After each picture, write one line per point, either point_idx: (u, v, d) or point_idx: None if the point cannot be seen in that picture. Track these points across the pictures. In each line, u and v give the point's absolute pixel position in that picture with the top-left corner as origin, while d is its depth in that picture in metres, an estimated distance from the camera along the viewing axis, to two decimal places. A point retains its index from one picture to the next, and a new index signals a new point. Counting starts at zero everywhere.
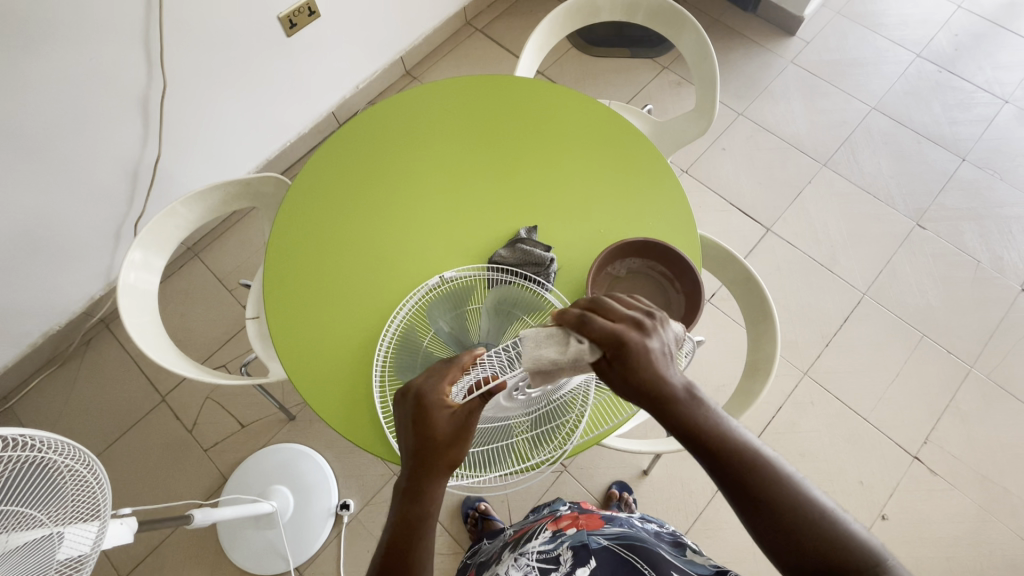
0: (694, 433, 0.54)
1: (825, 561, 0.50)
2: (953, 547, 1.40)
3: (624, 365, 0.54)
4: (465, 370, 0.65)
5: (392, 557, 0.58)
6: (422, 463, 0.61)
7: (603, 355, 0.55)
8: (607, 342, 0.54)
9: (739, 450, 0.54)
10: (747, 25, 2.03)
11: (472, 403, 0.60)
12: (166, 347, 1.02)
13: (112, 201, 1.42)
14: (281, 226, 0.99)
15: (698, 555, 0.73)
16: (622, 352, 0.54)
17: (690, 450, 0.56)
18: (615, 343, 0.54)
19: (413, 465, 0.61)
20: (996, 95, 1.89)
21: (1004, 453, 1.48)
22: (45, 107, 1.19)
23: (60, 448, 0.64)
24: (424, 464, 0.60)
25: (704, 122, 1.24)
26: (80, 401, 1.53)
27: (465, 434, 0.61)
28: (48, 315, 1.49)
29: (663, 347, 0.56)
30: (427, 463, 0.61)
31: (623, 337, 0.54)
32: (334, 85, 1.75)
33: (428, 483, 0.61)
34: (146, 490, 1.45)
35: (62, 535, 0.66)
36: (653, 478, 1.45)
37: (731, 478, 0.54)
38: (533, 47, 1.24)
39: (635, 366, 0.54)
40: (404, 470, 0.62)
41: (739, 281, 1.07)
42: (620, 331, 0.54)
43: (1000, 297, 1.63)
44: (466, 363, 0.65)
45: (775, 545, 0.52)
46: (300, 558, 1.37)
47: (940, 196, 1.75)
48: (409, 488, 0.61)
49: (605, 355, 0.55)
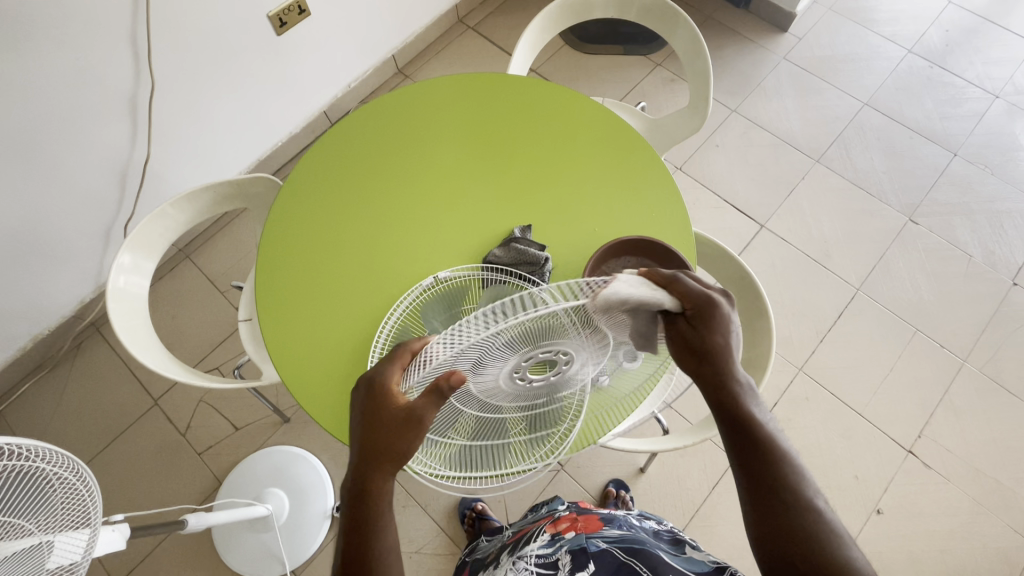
0: (739, 418, 0.62)
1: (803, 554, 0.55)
2: (947, 540, 1.41)
3: (701, 325, 0.60)
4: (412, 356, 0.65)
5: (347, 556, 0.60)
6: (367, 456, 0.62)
7: (686, 310, 0.60)
8: (694, 300, 0.60)
9: (771, 445, 0.60)
10: (739, 22, 2.03)
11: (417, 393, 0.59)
12: (158, 351, 1.01)
13: (101, 203, 1.40)
14: (273, 226, 0.98)
15: (698, 552, 0.73)
16: (703, 314, 0.60)
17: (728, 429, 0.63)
18: (701, 303, 0.60)
19: (362, 460, 0.63)
20: (986, 90, 1.90)
21: (997, 446, 1.49)
22: (31, 108, 1.17)
23: (49, 456, 0.63)
24: (372, 458, 0.62)
25: (698, 119, 1.23)
26: (71, 406, 1.52)
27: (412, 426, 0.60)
28: (37, 319, 1.47)
29: (734, 326, 0.63)
30: (373, 455, 0.62)
31: (709, 300, 0.60)
32: (326, 84, 1.74)
33: (377, 478, 0.62)
34: (139, 495, 1.44)
35: (52, 543, 0.65)
36: (650, 475, 1.45)
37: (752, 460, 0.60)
38: (526, 44, 1.23)
39: (709, 328, 0.60)
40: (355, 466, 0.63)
41: (734, 278, 1.07)
42: (708, 295, 0.60)
43: (991, 291, 1.64)
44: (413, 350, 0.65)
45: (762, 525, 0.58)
46: (296, 561, 1.36)
47: (932, 191, 1.76)
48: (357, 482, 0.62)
49: (684, 313, 0.60)
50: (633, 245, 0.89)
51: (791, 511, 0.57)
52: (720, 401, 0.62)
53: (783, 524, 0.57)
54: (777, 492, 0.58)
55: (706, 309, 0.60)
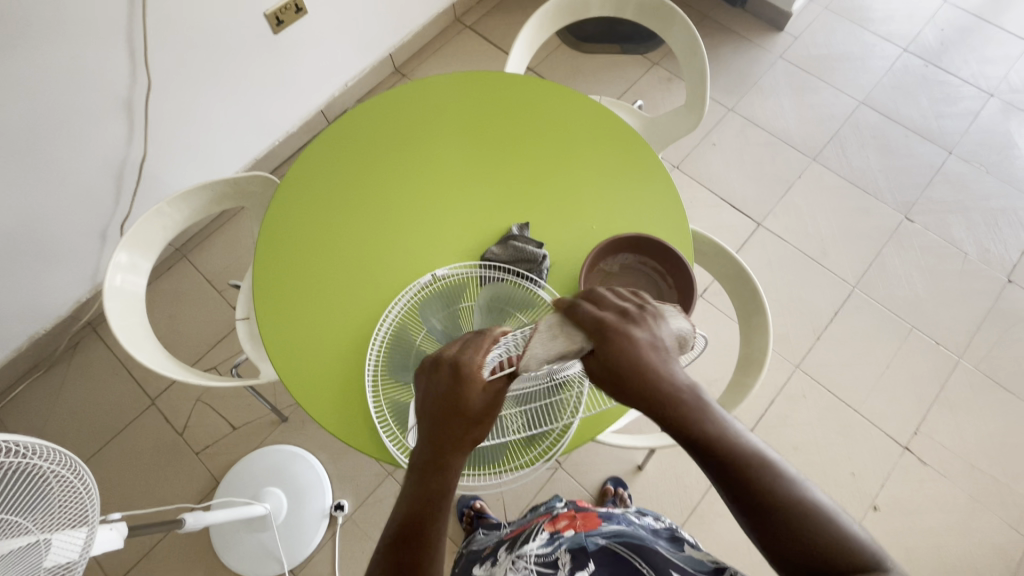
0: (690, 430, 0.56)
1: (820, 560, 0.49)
2: (943, 536, 1.42)
3: (607, 350, 0.59)
4: (494, 341, 0.65)
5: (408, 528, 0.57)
6: (448, 436, 0.62)
7: (589, 343, 0.61)
8: (593, 329, 0.61)
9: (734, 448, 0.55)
10: (735, 21, 2.04)
11: (499, 380, 0.62)
12: (155, 351, 1.01)
13: (98, 202, 1.40)
14: (269, 227, 0.98)
15: (697, 550, 0.73)
16: (604, 339, 0.60)
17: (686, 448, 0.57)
18: (599, 329, 0.60)
19: (438, 437, 0.62)
20: (981, 89, 1.91)
21: (993, 442, 1.50)
22: (27, 107, 1.16)
23: (44, 453, 0.63)
24: (452, 436, 0.62)
25: (695, 117, 1.24)
26: (67, 406, 1.51)
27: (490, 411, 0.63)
28: (33, 319, 1.46)
29: (651, 337, 0.61)
30: (453, 436, 0.62)
31: (607, 324, 0.60)
32: (322, 83, 1.74)
33: (452, 457, 0.62)
34: (136, 495, 1.44)
35: (50, 540, 0.65)
36: (648, 473, 1.45)
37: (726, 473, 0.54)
38: (523, 42, 1.23)
39: (618, 350, 0.59)
40: (428, 441, 0.62)
41: (731, 275, 1.07)
42: (606, 319, 0.61)
43: (987, 289, 1.65)
44: (497, 336, 0.65)
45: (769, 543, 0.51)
46: (295, 560, 1.35)
47: (928, 189, 1.77)
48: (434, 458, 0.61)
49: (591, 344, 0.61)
50: (632, 242, 0.90)
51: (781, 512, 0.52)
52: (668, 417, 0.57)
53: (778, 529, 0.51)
54: (759, 497, 0.53)
55: (604, 333, 0.60)
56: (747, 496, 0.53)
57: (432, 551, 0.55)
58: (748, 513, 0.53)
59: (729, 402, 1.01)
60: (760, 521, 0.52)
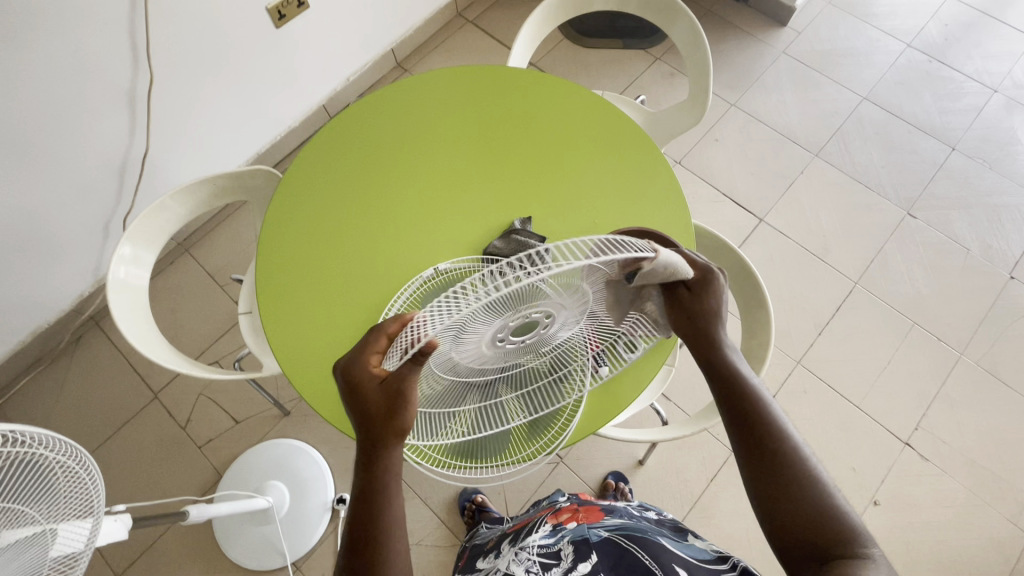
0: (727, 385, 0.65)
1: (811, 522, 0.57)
2: (943, 531, 1.42)
3: (700, 292, 0.66)
4: (390, 337, 0.60)
5: (358, 532, 0.60)
6: (372, 439, 0.61)
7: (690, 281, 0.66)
8: (697, 272, 0.67)
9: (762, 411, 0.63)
10: (739, 16, 2.03)
11: (402, 371, 0.57)
12: (158, 344, 1.01)
13: (100, 196, 1.40)
14: (273, 221, 0.98)
15: (699, 540, 0.74)
16: (703, 283, 0.67)
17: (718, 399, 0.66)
18: (702, 275, 0.67)
19: (365, 442, 0.62)
20: (985, 85, 1.91)
21: (993, 438, 1.50)
22: (29, 99, 1.16)
23: (50, 444, 0.64)
24: (374, 439, 0.61)
25: (698, 111, 1.23)
26: (71, 400, 1.52)
27: (405, 402, 0.59)
28: (36, 313, 1.47)
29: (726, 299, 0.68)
30: (378, 437, 0.61)
31: (709, 273, 0.67)
32: (324, 77, 1.73)
33: (383, 456, 0.61)
34: (139, 487, 1.44)
35: (56, 531, 0.66)
36: (649, 467, 1.45)
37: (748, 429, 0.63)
38: (525, 36, 1.22)
39: (708, 295, 0.67)
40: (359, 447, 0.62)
41: (734, 271, 1.07)
42: (709, 269, 0.68)
43: (989, 285, 1.65)
44: (390, 330, 0.60)
45: (769, 497, 0.60)
46: (297, 553, 1.36)
47: (930, 186, 1.77)
48: (370, 464, 0.61)
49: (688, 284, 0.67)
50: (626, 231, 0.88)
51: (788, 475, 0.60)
52: (710, 360, 0.66)
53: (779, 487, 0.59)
54: (771, 459, 0.61)
55: (707, 278, 0.67)
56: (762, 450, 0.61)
57: (383, 549, 0.59)
58: (756, 465, 0.61)
59: None
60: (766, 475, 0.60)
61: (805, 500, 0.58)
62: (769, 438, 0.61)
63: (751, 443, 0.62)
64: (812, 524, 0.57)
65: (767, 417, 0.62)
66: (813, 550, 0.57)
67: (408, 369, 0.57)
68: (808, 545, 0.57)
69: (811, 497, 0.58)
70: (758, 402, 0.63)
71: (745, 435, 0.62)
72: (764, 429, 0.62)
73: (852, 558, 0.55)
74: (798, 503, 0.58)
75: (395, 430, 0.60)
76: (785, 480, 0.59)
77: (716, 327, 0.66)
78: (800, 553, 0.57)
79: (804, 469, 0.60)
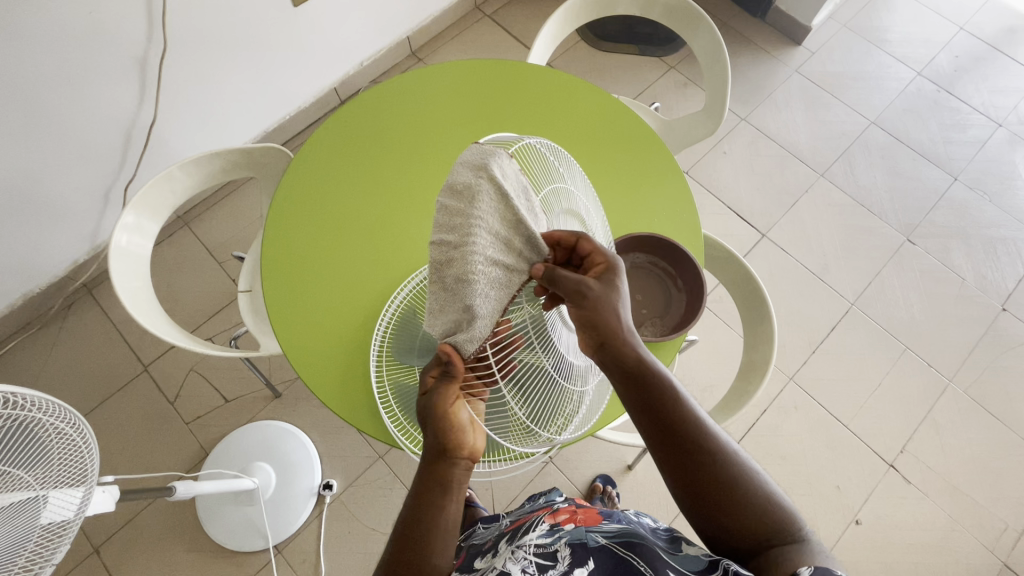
0: (646, 396, 0.59)
1: (734, 514, 0.58)
2: (921, 553, 1.44)
3: (588, 304, 0.58)
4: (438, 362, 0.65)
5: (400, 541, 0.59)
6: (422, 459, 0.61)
7: (569, 294, 0.58)
8: (570, 285, 0.58)
9: (688, 422, 0.59)
10: (755, 32, 2.04)
11: (436, 387, 0.61)
12: (156, 316, 0.99)
13: (102, 164, 1.38)
14: (281, 201, 0.97)
15: (693, 547, 0.68)
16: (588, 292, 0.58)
17: (635, 407, 0.60)
18: (580, 287, 0.58)
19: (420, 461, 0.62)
20: (990, 118, 1.93)
21: (975, 466, 1.52)
22: (40, 58, 1.13)
23: (46, 407, 0.63)
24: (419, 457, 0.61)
25: (713, 122, 1.24)
26: (58, 367, 1.49)
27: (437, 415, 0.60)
28: (30, 276, 1.44)
29: (613, 287, 0.60)
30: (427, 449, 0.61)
31: (585, 284, 0.58)
32: (337, 60, 1.72)
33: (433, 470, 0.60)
34: (121, 460, 1.42)
35: (47, 498, 0.64)
36: (636, 473, 1.46)
37: (673, 439, 0.59)
38: (547, 35, 1.22)
39: (599, 305, 0.58)
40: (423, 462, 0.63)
41: (739, 281, 1.08)
42: (584, 281, 0.58)
43: (981, 315, 1.67)
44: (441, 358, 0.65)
45: (698, 499, 0.59)
46: (278, 537, 1.35)
47: (931, 213, 1.79)
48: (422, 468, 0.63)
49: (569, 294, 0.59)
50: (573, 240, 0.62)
51: (717, 480, 0.58)
52: (626, 374, 0.59)
53: (711, 491, 0.58)
54: (702, 467, 0.58)
55: (586, 288, 0.58)
56: (690, 459, 0.58)
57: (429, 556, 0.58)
58: (681, 472, 0.59)
59: (731, 408, 1.02)
60: (694, 482, 0.59)
61: (741, 498, 0.58)
62: (698, 447, 0.58)
63: (680, 448, 0.59)
64: (740, 515, 0.58)
65: (692, 418, 0.59)
66: (755, 551, 0.58)
67: (441, 393, 0.60)
68: (749, 532, 0.58)
69: (742, 497, 0.58)
70: (679, 405, 0.59)
71: (665, 441, 0.59)
72: (689, 435, 0.59)
73: (792, 543, 0.58)
74: (735, 501, 0.58)
75: (444, 443, 0.60)
76: (719, 481, 0.58)
77: (611, 315, 0.59)
78: (745, 558, 0.59)
79: (735, 471, 0.59)
